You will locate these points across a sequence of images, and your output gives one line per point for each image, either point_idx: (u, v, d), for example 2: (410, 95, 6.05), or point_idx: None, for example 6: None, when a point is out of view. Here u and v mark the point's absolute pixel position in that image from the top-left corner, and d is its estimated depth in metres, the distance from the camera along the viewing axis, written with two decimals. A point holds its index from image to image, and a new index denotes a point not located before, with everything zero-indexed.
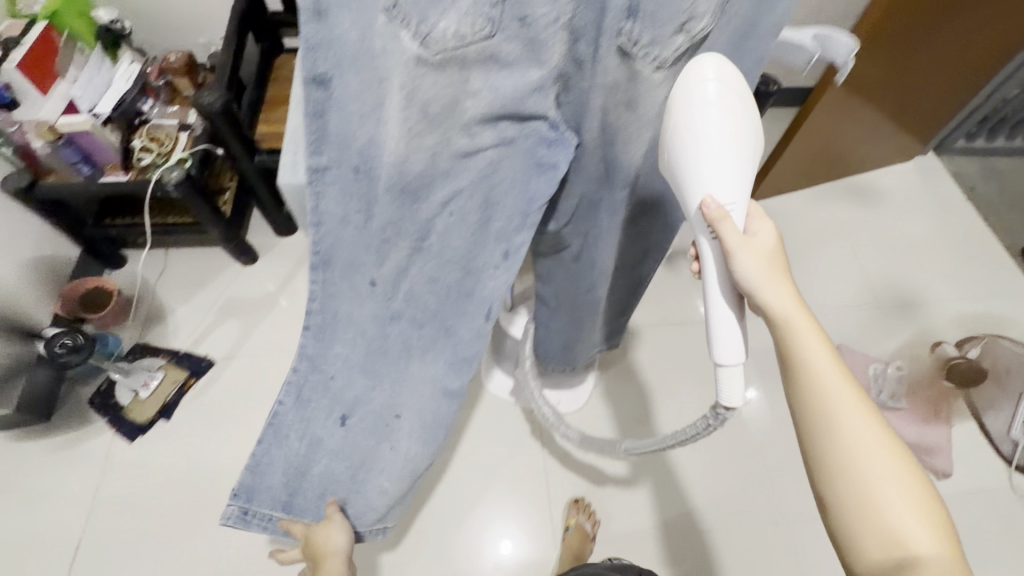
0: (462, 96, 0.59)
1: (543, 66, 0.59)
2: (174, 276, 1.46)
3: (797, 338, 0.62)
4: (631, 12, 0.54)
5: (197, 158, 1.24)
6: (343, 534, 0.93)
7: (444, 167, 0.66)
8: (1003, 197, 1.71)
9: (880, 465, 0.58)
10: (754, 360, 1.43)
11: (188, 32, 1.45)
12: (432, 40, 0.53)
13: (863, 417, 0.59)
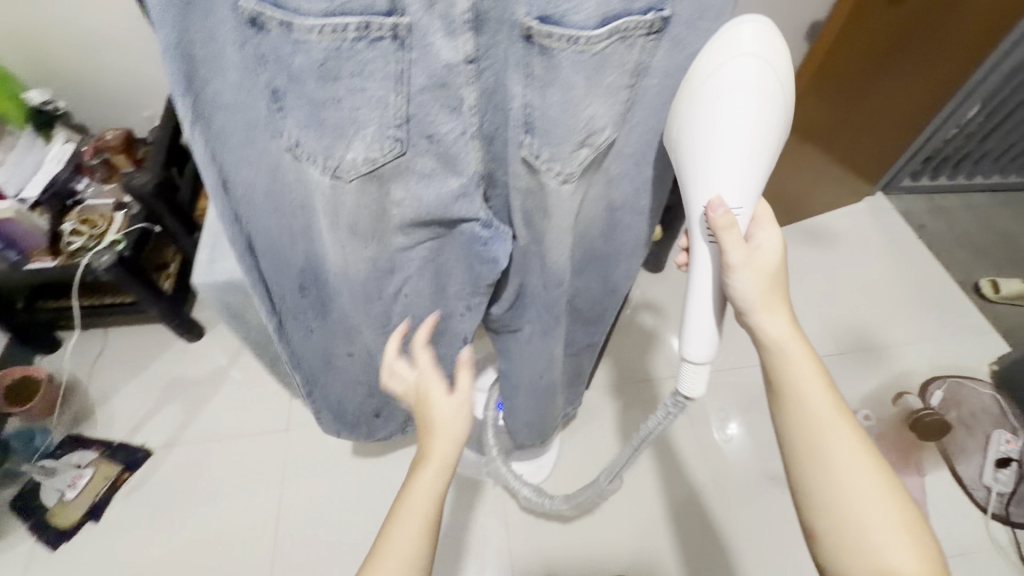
0: (388, 208, 0.58)
1: (461, 175, 0.57)
2: (112, 358, 1.38)
3: (785, 366, 0.59)
4: (529, 126, 0.49)
5: (132, 240, 1.19)
6: (463, 392, 0.66)
7: (386, 267, 0.67)
8: (951, 233, 1.74)
9: (871, 494, 0.56)
10: (733, 393, 1.34)
11: (131, 106, 1.39)
12: (341, 165, 0.51)
13: (854, 444, 0.57)
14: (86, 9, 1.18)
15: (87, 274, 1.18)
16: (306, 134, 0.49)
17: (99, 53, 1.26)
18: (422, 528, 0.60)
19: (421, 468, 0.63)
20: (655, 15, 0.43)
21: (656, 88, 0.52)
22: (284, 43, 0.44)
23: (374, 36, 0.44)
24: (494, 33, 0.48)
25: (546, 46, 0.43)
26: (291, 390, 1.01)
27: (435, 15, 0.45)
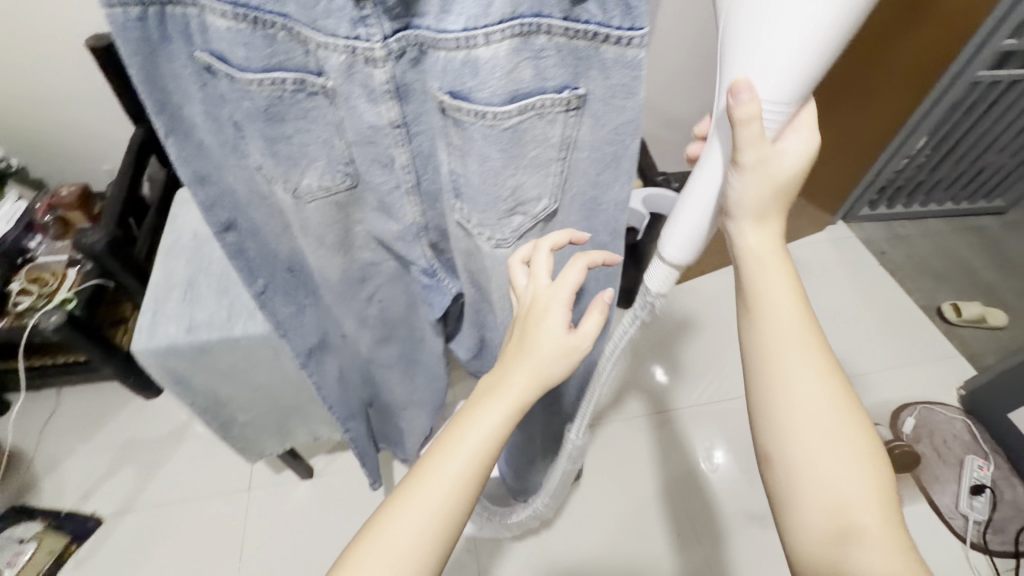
0: (351, 226, 0.57)
1: (400, 222, 0.54)
2: (65, 420, 1.33)
3: (756, 281, 0.50)
4: (457, 191, 0.48)
5: (85, 297, 1.17)
6: (587, 336, 0.46)
7: (356, 275, 0.64)
8: (911, 259, 1.79)
9: (838, 438, 0.47)
10: (715, 421, 1.32)
11: (91, 158, 1.37)
12: (293, 183, 0.50)
13: (824, 379, 0.48)
14: (28, 68, 1.16)
15: (35, 335, 1.14)
16: (267, 160, 0.48)
17: (50, 109, 1.25)
18: (471, 475, 0.43)
19: (484, 414, 0.45)
20: (570, 93, 0.41)
21: (587, 162, 0.47)
22: (233, 92, 0.44)
23: (309, 90, 0.43)
24: (419, 102, 0.44)
25: (457, 119, 0.41)
26: (247, 455, 0.97)
27: (354, 81, 0.41)
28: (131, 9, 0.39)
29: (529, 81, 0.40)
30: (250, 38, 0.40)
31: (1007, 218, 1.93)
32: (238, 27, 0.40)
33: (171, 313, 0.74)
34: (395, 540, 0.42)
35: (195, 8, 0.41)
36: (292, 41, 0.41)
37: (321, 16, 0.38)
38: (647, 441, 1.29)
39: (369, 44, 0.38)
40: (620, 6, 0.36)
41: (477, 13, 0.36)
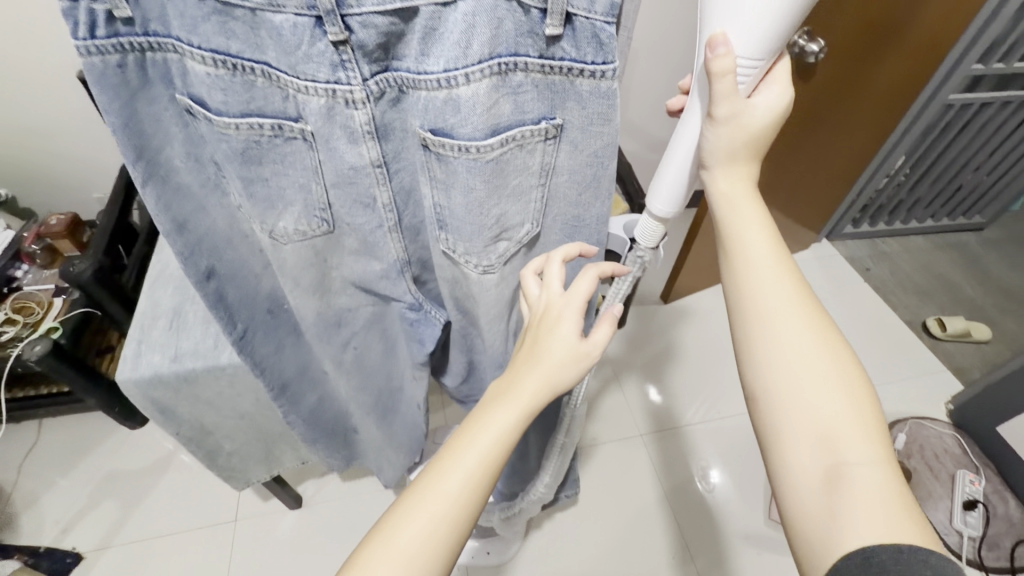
0: (327, 271, 0.52)
1: (383, 260, 0.51)
2: (47, 451, 1.30)
3: (731, 226, 0.51)
4: (441, 222, 0.48)
5: (69, 327, 1.16)
6: (599, 344, 0.47)
7: (331, 320, 0.58)
8: (895, 276, 1.82)
9: (823, 375, 0.45)
10: (710, 441, 1.32)
11: (81, 188, 1.38)
12: (273, 227, 0.46)
13: (804, 316, 0.47)
14: (17, 101, 1.17)
15: (18, 365, 1.11)
16: (244, 202, 0.44)
17: (40, 141, 1.26)
18: (477, 485, 0.42)
19: (494, 412, 0.44)
20: (548, 123, 0.42)
21: (567, 185, 0.48)
22: (211, 137, 0.41)
23: (288, 135, 0.40)
24: (399, 141, 0.44)
25: (441, 154, 0.42)
26: (233, 483, 0.95)
27: (335, 123, 0.40)
28: (110, 56, 0.38)
29: (509, 114, 0.41)
30: (227, 83, 0.38)
31: (985, 234, 1.98)
32: (216, 73, 0.37)
33: (156, 342, 0.73)
34: (404, 549, 0.40)
35: (177, 54, 0.40)
36: (271, 86, 0.38)
37: (302, 60, 0.36)
38: (640, 462, 1.28)
39: (350, 86, 0.38)
40: (593, 42, 0.38)
41: (456, 56, 0.37)
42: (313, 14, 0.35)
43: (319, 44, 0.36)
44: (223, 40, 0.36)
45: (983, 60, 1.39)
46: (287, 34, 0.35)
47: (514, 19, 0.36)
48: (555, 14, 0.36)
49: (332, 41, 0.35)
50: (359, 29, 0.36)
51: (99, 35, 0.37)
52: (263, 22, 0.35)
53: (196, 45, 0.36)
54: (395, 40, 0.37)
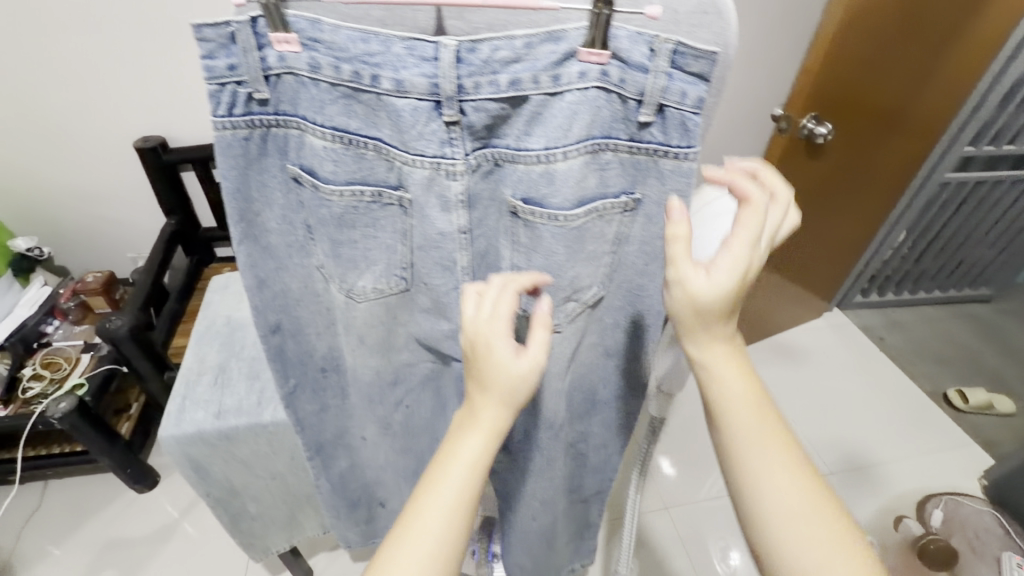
0: (395, 328, 0.53)
1: (452, 321, 0.51)
2: (49, 515, 1.25)
3: (708, 357, 0.46)
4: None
5: (95, 383, 1.16)
6: (539, 357, 0.42)
7: (388, 378, 0.58)
8: (909, 344, 1.84)
9: (825, 526, 0.42)
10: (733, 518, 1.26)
11: (118, 248, 1.48)
12: (350, 286, 0.48)
13: (793, 463, 0.44)
14: (94, 163, 1.31)
15: (39, 424, 1.10)
16: (328, 261, 0.47)
17: (92, 203, 1.37)
18: (454, 529, 0.42)
19: (462, 440, 0.44)
20: (628, 196, 0.46)
21: (636, 255, 0.50)
22: (312, 202, 0.44)
23: (385, 202, 0.43)
24: (487, 209, 0.46)
25: (529, 221, 0.45)
26: (252, 550, 0.91)
27: (432, 192, 0.43)
28: (240, 131, 0.41)
29: (597, 188, 0.44)
30: (340, 155, 0.41)
31: (993, 304, 2.01)
32: (332, 147, 0.41)
33: (200, 399, 0.73)
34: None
35: (297, 129, 0.42)
36: (378, 158, 0.42)
37: (414, 138, 0.40)
38: (661, 534, 1.24)
39: (453, 160, 0.41)
40: (680, 129, 0.42)
41: (557, 136, 0.41)
42: (434, 99, 0.38)
43: (433, 123, 0.39)
44: (344, 119, 0.40)
45: (975, 142, 1.50)
46: (406, 113, 0.39)
47: (611, 108, 0.41)
48: (650, 104, 0.40)
49: (445, 122, 0.39)
50: (472, 112, 0.39)
51: (235, 112, 0.40)
52: (385, 106, 0.39)
53: (319, 123, 0.40)
54: (500, 121, 0.41)
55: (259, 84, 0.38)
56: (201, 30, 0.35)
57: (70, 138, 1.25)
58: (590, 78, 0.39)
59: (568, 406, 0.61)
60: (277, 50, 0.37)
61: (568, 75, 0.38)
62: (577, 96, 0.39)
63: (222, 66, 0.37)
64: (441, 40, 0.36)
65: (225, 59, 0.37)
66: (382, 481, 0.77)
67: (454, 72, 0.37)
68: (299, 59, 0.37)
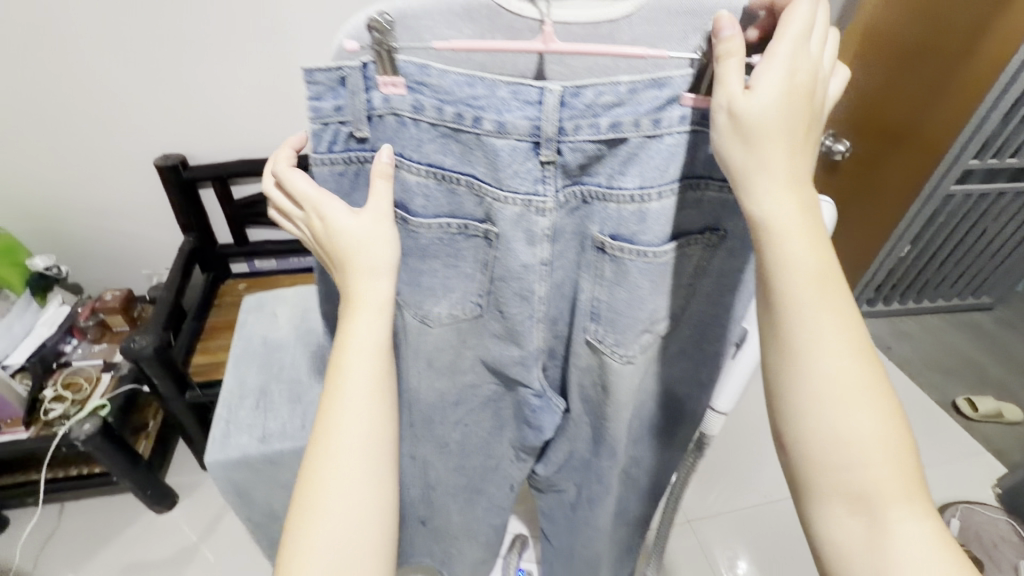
0: (462, 350, 0.55)
1: (524, 347, 0.52)
2: (67, 538, 1.24)
3: (774, 219, 0.38)
4: (595, 315, 0.49)
5: (117, 403, 1.15)
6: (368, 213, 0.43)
7: (451, 398, 0.60)
8: (915, 353, 1.87)
9: (873, 414, 0.39)
10: (754, 529, 1.27)
11: (134, 265, 1.52)
12: (414, 306, 0.50)
13: (852, 355, 0.39)
14: (111, 184, 1.35)
15: (62, 446, 1.09)
16: (405, 288, 0.49)
17: (110, 220, 1.41)
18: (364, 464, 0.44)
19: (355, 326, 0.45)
20: (711, 232, 0.46)
21: (712, 287, 0.50)
22: (400, 234, 0.47)
23: (470, 234, 0.45)
24: (568, 243, 0.47)
25: (618, 257, 0.45)
26: None
27: (519, 227, 0.44)
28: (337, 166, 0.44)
29: (683, 228, 0.45)
30: (432, 190, 0.44)
31: (996, 313, 2.05)
32: (426, 183, 0.43)
33: (243, 423, 0.74)
34: (341, 485, 0.43)
35: (392, 165, 0.43)
36: (469, 193, 0.43)
37: (509, 176, 0.41)
38: (681, 547, 1.24)
39: (544, 197, 0.42)
40: None
41: (654, 175, 0.41)
42: (532, 140, 0.40)
43: (529, 163, 0.41)
44: (440, 157, 0.42)
45: (979, 156, 1.53)
46: (504, 153, 0.40)
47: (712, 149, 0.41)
48: None
49: (541, 161, 0.41)
50: (568, 152, 0.41)
51: (335, 150, 0.43)
52: (483, 145, 0.40)
53: (416, 161, 0.42)
54: (594, 161, 0.42)
55: (361, 123, 0.41)
56: (312, 74, 0.38)
57: (91, 156, 1.30)
58: (690, 122, 0.40)
59: (631, 432, 0.61)
60: (381, 92, 0.39)
61: (669, 119, 0.39)
62: (675, 139, 0.40)
63: (329, 107, 0.40)
64: (546, 85, 0.38)
65: (332, 102, 0.40)
66: (426, 501, 0.77)
67: (555, 115, 0.39)
68: (404, 102, 0.39)
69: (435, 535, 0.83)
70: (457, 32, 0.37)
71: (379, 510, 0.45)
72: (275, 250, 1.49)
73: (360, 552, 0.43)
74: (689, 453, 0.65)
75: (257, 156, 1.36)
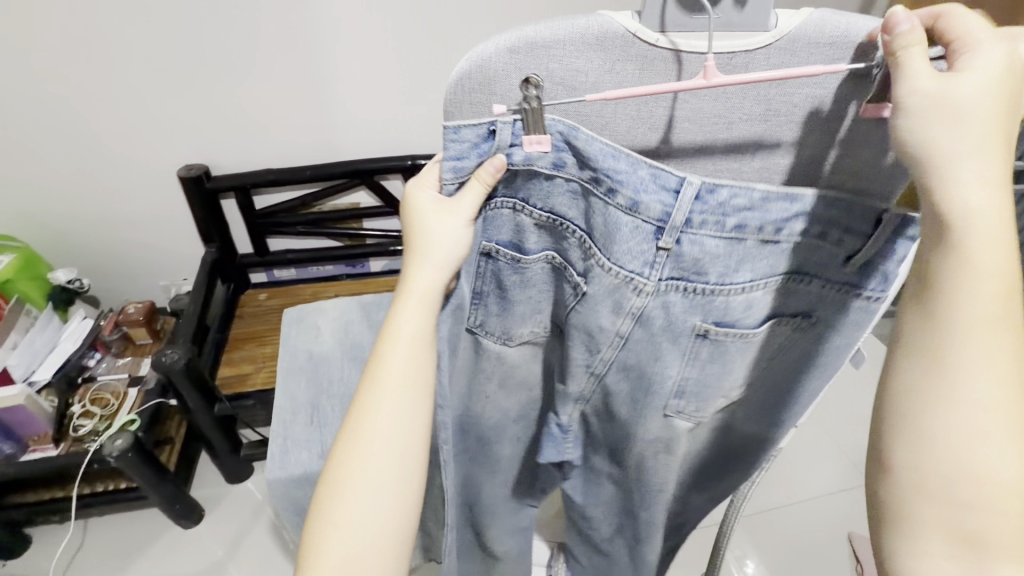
0: (530, 365, 0.59)
1: (570, 388, 0.56)
2: (93, 555, 1.22)
3: (973, 215, 0.34)
4: (680, 392, 0.53)
5: (146, 418, 1.14)
6: (470, 206, 0.44)
7: (514, 410, 0.64)
8: None
9: (1021, 455, 0.35)
10: (774, 532, 1.28)
11: (151, 275, 1.50)
12: (495, 333, 0.54)
13: (1020, 392, 0.35)
14: (130, 194, 1.33)
15: (93, 463, 1.07)
16: (492, 320, 0.53)
17: (129, 231, 1.39)
18: (399, 462, 0.45)
19: (400, 316, 0.46)
20: (803, 316, 0.48)
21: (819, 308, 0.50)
22: (505, 268, 0.49)
23: (570, 282, 0.49)
24: (654, 330, 0.49)
25: (720, 341, 0.48)
26: None
27: (610, 297, 0.47)
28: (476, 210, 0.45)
29: (775, 307, 0.48)
30: (544, 231, 0.47)
31: None
32: (543, 224, 0.46)
33: (301, 439, 0.74)
34: (368, 471, 0.45)
35: (511, 208, 0.45)
36: (578, 245, 0.46)
37: (621, 250, 0.44)
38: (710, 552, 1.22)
39: (646, 279, 0.45)
40: (880, 277, 0.43)
41: (763, 270, 0.45)
42: (657, 226, 0.42)
43: (645, 244, 0.43)
44: (564, 207, 0.44)
45: None
46: (626, 229, 0.43)
47: (828, 251, 0.43)
48: (858, 259, 0.43)
49: (658, 246, 0.43)
50: (687, 243, 0.43)
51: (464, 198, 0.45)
52: (607, 215, 0.43)
53: (538, 206, 0.45)
54: (709, 261, 0.44)
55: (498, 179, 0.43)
56: (461, 132, 0.40)
57: (113, 166, 1.28)
58: (810, 233, 0.43)
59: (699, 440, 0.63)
60: (525, 150, 0.41)
61: (789, 229, 0.42)
62: (793, 246, 0.43)
63: (471, 163, 0.42)
64: (688, 176, 0.40)
65: (475, 158, 0.42)
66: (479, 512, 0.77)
67: (687, 207, 0.41)
68: (545, 158, 0.41)
69: (482, 545, 0.84)
70: (591, 62, 0.37)
71: (397, 506, 0.45)
72: (296, 259, 1.47)
73: (377, 533, 0.44)
74: (754, 463, 0.65)
75: (279, 166, 1.35)
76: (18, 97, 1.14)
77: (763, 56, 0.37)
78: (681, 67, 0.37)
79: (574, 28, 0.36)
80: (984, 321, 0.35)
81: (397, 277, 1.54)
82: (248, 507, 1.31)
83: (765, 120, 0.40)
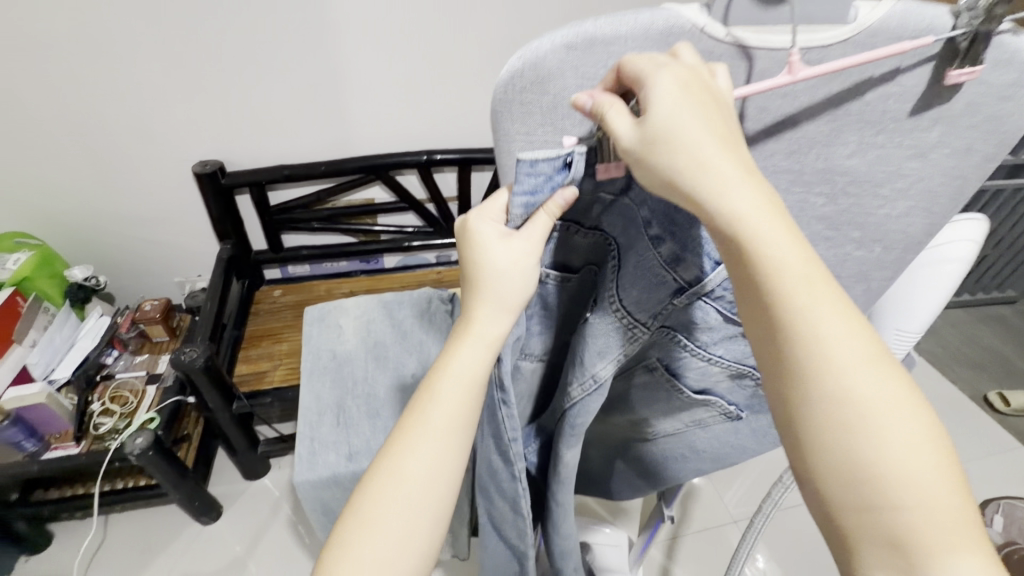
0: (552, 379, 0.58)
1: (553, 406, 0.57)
2: (114, 551, 1.22)
3: (742, 215, 0.32)
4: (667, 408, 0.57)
5: (166, 415, 1.13)
6: (533, 237, 0.41)
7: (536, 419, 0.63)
8: (947, 348, 1.81)
9: (910, 448, 0.30)
10: (793, 530, 1.26)
11: (165, 272, 1.49)
12: (534, 353, 0.53)
13: (870, 354, 0.31)
14: (144, 191, 1.32)
15: (114, 461, 1.07)
16: (533, 338, 0.52)
17: (143, 228, 1.38)
18: (434, 496, 0.42)
19: (458, 355, 0.44)
20: None
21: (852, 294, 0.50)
22: (550, 290, 0.48)
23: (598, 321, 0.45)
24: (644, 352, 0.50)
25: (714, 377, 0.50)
26: None
27: (600, 340, 0.45)
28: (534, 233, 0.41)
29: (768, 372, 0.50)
30: (590, 244, 0.44)
31: None
32: (591, 238, 0.43)
33: (328, 440, 0.73)
34: (400, 512, 0.41)
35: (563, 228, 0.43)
36: (611, 271, 0.43)
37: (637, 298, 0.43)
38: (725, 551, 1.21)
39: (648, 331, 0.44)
40: None
41: None
42: (683, 286, 0.42)
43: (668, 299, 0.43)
44: (614, 228, 0.42)
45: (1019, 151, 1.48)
46: (654, 278, 0.42)
47: None
48: None
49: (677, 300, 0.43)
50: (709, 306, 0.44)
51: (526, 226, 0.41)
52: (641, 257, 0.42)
53: (588, 225, 0.43)
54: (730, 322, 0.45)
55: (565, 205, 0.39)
56: (537, 166, 0.35)
57: (127, 163, 1.27)
58: None
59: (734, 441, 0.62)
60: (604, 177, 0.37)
61: None
62: None
63: (543, 196, 0.38)
64: None
65: (547, 191, 0.38)
66: None
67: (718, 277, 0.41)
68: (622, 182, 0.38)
69: None
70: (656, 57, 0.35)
71: (427, 539, 0.42)
72: (309, 255, 1.46)
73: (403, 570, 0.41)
74: None
75: (293, 162, 1.33)
76: (30, 93, 1.13)
77: (839, 50, 0.35)
78: (754, 61, 0.36)
79: (635, 22, 0.34)
80: (798, 322, 0.31)
81: (411, 272, 1.53)
82: (266, 504, 1.32)
83: (833, 120, 0.39)
